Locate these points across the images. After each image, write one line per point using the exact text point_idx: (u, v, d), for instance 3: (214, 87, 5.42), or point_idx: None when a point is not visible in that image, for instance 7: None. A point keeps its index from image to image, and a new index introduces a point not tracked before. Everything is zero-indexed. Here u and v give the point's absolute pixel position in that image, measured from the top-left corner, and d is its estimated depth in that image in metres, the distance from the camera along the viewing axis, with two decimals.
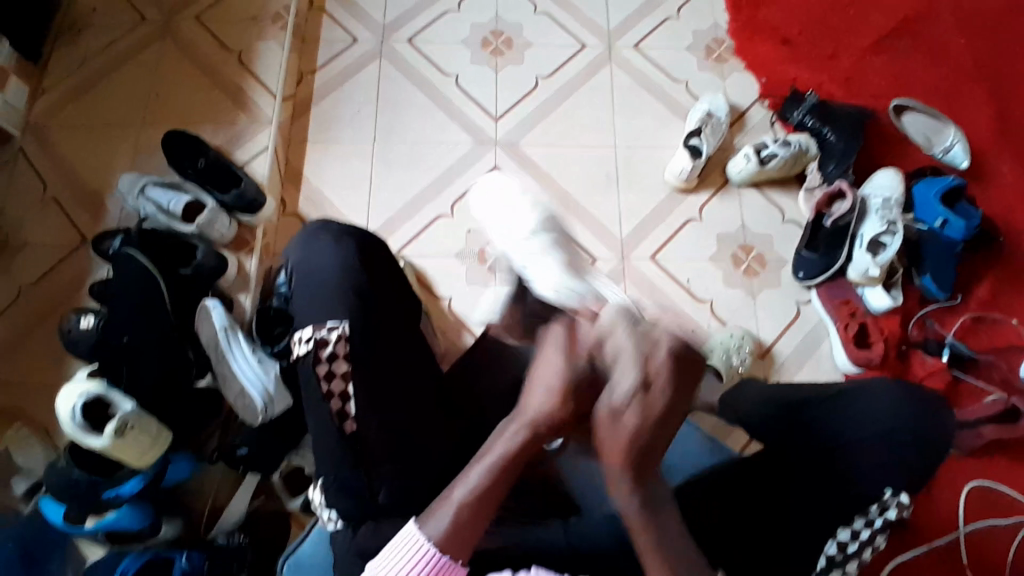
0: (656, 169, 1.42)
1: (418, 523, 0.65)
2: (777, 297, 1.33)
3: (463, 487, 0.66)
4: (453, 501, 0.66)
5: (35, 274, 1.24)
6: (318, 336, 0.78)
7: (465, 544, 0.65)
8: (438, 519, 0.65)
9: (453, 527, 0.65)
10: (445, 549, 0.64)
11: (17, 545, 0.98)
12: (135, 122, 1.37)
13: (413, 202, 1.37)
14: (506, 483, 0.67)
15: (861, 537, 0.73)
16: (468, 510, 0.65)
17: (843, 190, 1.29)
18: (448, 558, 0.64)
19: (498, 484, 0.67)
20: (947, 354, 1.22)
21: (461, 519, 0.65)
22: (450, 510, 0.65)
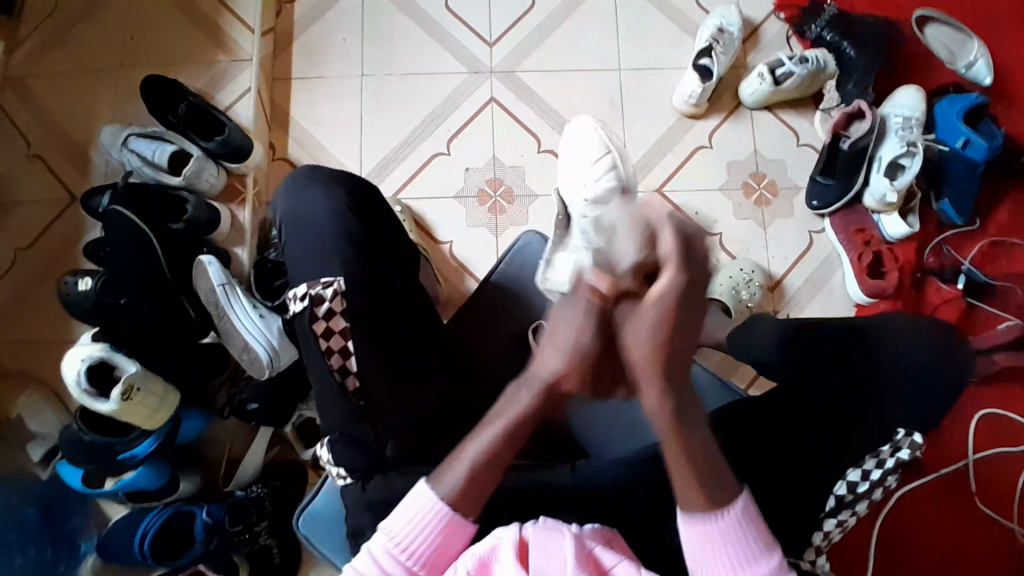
0: (663, 94, 1.33)
1: (429, 484, 0.66)
2: (789, 227, 1.28)
3: (476, 444, 0.65)
4: (465, 460, 0.65)
5: (26, 237, 1.21)
6: (314, 293, 0.75)
7: (477, 500, 0.65)
8: (450, 479, 0.65)
9: (466, 485, 0.65)
10: (457, 507, 0.65)
11: (37, 507, 1.04)
12: (112, 69, 1.29)
13: (407, 141, 1.31)
14: (521, 442, 0.66)
15: (873, 478, 0.74)
16: (481, 469, 0.65)
17: (861, 109, 1.21)
18: (461, 515, 0.65)
19: (512, 442, 0.65)
20: (963, 281, 1.20)
21: (474, 477, 0.65)
22: (461, 468, 0.65)
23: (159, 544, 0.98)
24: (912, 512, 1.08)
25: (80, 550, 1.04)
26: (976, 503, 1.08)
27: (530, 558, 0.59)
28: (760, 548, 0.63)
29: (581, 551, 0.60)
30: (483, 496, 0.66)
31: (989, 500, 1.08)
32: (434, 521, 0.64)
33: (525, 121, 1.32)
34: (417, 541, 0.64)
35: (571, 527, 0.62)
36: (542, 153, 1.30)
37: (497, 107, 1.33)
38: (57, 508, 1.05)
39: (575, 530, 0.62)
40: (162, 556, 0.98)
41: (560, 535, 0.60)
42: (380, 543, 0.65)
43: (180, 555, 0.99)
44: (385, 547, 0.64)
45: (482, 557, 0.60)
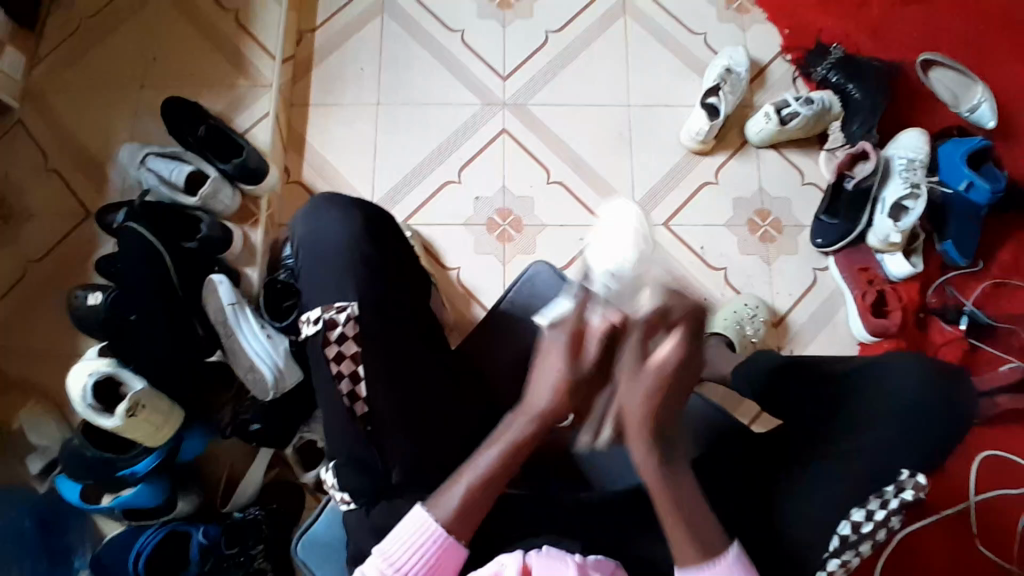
0: (671, 129, 1.36)
1: (426, 507, 0.67)
2: (793, 264, 1.29)
3: (477, 467, 0.68)
4: (464, 482, 0.68)
5: (39, 249, 1.23)
6: (327, 317, 0.77)
7: (470, 525, 0.67)
8: (447, 501, 0.67)
9: (463, 508, 0.67)
10: (452, 530, 0.66)
11: (35, 520, 1.03)
12: (133, 89, 1.33)
13: (419, 168, 1.34)
14: (513, 467, 0.69)
15: (877, 519, 0.73)
16: (477, 491, 0.67)
17: (865, 150, 1.24)
18: (454, 539, 0.66)
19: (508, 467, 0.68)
20: (965, 322, 1.20)
21: (472, 498, 0.67)
22: (458, 491, 0.67)
23: (155, 563, 0.97)
24: (915, 553, 1.07)
25: (74, 567, 1.03)
26: (978, 546, 1.07)
27: None
28: None
29: None
30: (475, 521, 0.67)
31: (992, 544, 1.07)
32: (429, 543, 0.65)
33: (536, 153, 1.35)
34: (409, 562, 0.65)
35: (574, 556, 0.62)
36: (551, 183, 1.33)
37: (508, 138, 1.36)
38: (54, 520, 1.05)
39: (578, 559, 0.61)
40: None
41: (563, 564, 0.60)
42: (374, 564, 0.66)
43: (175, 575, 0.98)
44: (379, 568, 0.65)
45: None
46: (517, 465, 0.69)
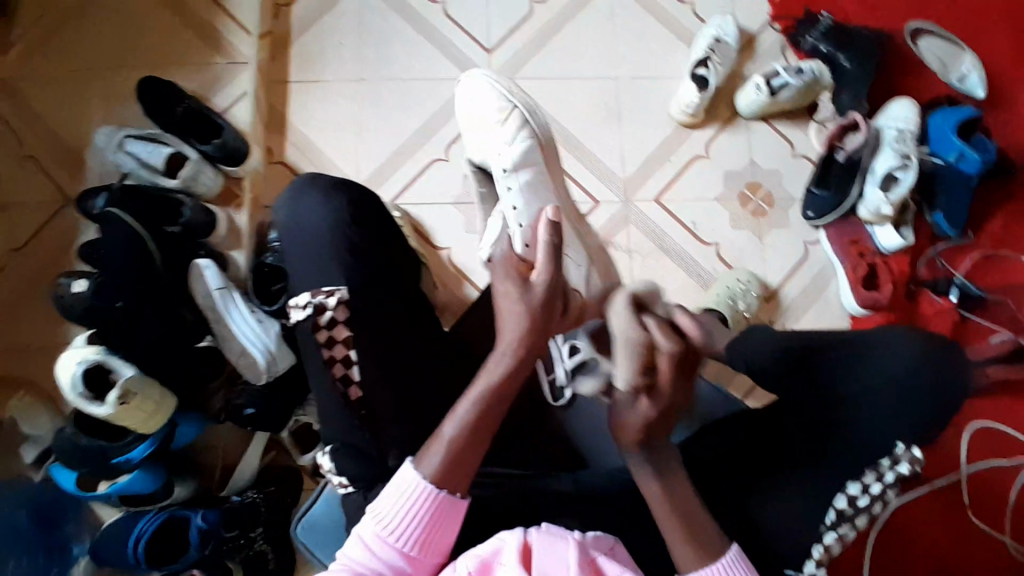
0: (661, 103, 1.34)
1: (412, 463, 0.66)
2: (784, 238, 1.29)
3: (452, 422, 0.66)
4: (445, 438, 0.66)
5: (18, 239, 1.19)
6: (316, 301, 0.76)
7: (460, 475, 0.66)
8: (432, 455, 0.66)
9: (447, 461, 0.65)
10: (441, 483, 0.65)
11: (30, 512, 1.03)
12: (107, 70, 1.28)
13: (405, 146, 1.31)
14: (496, 411, 0.67)
15: (872, 491, 0.76)
16: (460, 446, 0.65)
17: (856, 121, 1.23)
18: (446, 490, 0.65)
19: (490, 416, 0.67)
20: (956, 293, 1.21)
21: (456, 454, 0.65)
22: (442, 446, 0.66)
23: (155, 547, 0.98)
24: (908, 525, 1.09)
25: (73, 554, 1.03)
26: (971, 516, 1.09)
27: (532, 562, 0.59)
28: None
29: (584, 558, 0.59)
30: (468, 472, 0.66)
31: (984, 514, 1.09)
32: (422, 500, 0.64)
33: None
34: (403, 522, 0.64)
35: (574, 533, 0.61)
36: None
37: None
38: (49, 513, 1.04)
39: (578, 537, 0.61)
40: (157, 560, 0.98)
41: (564, 542, 0.60)
42: (370, 529, 0.65)
43: (175, 559, 0.99)
44: (374, 531, 0.64)
45: (484, 560, 0.60)
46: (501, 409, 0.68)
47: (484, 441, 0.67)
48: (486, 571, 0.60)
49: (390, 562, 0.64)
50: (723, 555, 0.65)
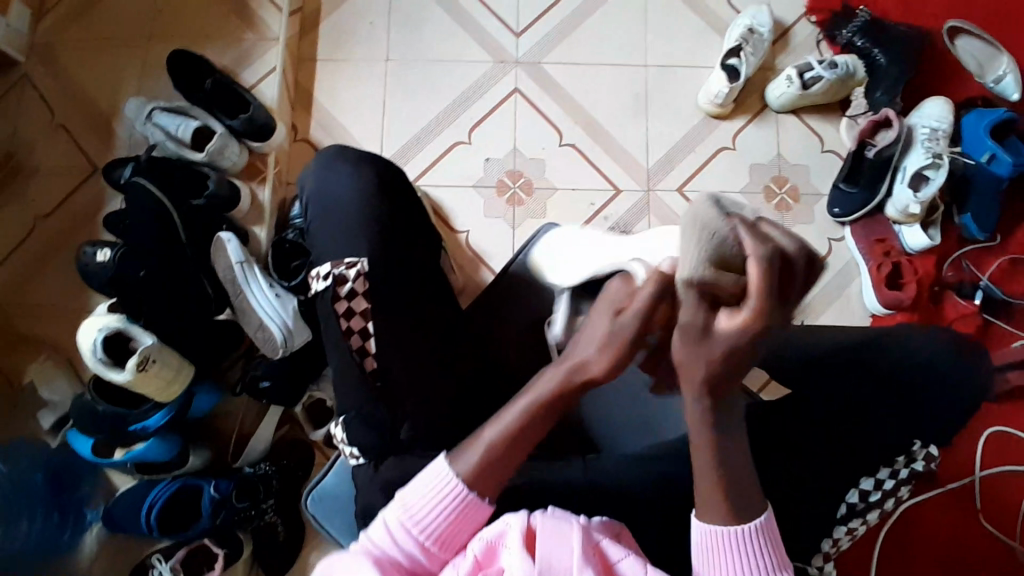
0: (689, 91, 1.32)
1: (449, 461, 0.66)
2: (808, 234, 1.27)
3: (494, 427, 0.66)
4: (483, 442, 0.66)
5: (47, 206, 1.21)
6: (338, 273, 0.77)
7: (491, 482, 0.65)
8: (468, 455, 0.65)
9: (482, 463, 0.65)
10: (473, 486, 0.64)
11: (46, 473, 1.04)
12: (139, 42, 1.30)
13: (429, 128, 1.31)
14: (536, 429, 0.66)
15: (886, 488, 0.76)
16: (496, 451, 0.65)
17: (889, 118, 1.19)
18: (475, 493, 0.64)
19: (535, 423, 0.66)
20: (979, 297, 1.18)
21: (494, 461, 0.65)
22: (479, 447, 0.65)
23: (166, 517, 1.00)
24: (918, 525, 1.07)
25: (88, 518, 1.06)
26: (980, 520, 1.07)
27: (536, 545, 0.59)
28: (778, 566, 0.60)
29: (589, 543, 0.60)
30: (503, 478, 0.66)
31: (995, 519, 1.07)
32: (452, 497, 0.64)
33: (548, 113, 1.32)
34: (429, 510, 0.64)
35: (578, 518, 0.62)
36: (563, 146, 1.30)
37: (520, 98, 1.32)
38: (65, 476, 1.06)
39: (582, 522, 0.61)
40: (168, 528, 1.01)
41: (568, 525, 0.60)
42: (394, 515, 0.64)
43: (187, 527, 1.01)
44: (398, 518, 0.64)
45: (489, 541, 0.61)
46: (543, 428, 0.67)
47: (525, 450, 0.66)
48: (492, 555, 0.60)
49: (404, 546, 0.63)
50: (747, 522, 0.59)
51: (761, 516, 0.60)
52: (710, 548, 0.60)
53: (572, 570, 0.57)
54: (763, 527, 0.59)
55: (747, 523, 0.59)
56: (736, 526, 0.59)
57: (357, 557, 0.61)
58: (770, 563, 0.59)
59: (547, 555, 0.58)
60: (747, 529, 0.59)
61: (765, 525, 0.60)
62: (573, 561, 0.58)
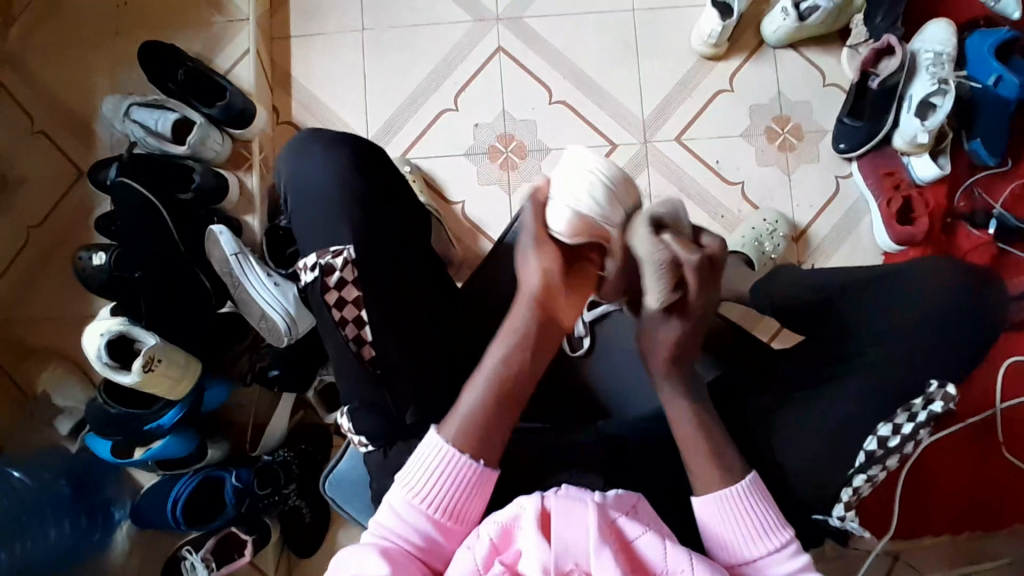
0: (680, 34, 1.26)
1: (437, 429, 0.66)
2: (814, 173, 1.22)
3: (473, 394, 0.67)
4: (466, 408, 0.67)
5: (38, 215, 1.20)
6: (324, 263, 0.75)
7: (483, 444, 0.66)
8: (455, 420, 0.66)
9: (470, 425, 0.66)
10: (465, 450, 0.65)
11: (70, 479, 1.06)
12: (107, 37, 1.26)
13: (412, 98, 1.26)
14: (512, 380, 0.68)
15: (904, 432, 0.73)
16: (482, 413, 0.66)
17: (891, 44, 1.12)
18: (469, 458, 0.65)
19: (511, 377, 0.68)
20: (994, 226, 1.14)
21: (477, 425, 0.66)
22: (464, 412, 0.67)
23: (190, 509, 1.02)
24: (939, 461, 1.06)
25: (115, 517, 1.09)
26: (1004, 451, 1.06)
27: (551, 528, 0.58)
28: (777, 523, 0.64)
29: (605, 522, 0.59)
30: (493, 439, 0.66)
31: (1019, 448, 1.06)
32: (463, 471, 0.64)
33: (535, 70, 1.26)
34: (432, 484, 0.64)
35: (593, 496, 0.60)
36: (552, 104, 1.25)
37: (504, 57, 1.27)
38: (88, 481, 1.08)
39: (598, 499, 0.60)
40: (194, 521, 1.02)
41: (583, 506, 0.59)
42: (400, 496, 0.64)
43: (211, 520, 1.03)
44: (403, 497, 0.64)
45: (505, 525, 0.60)
46: (521, 375, 0.69)
47: (507, 415, 0.67)
48: (507, 537, 0.60)
49: (422, 530, 0.63)
50: (739, 483, 0.65)
51: (748, 477, 0.65)
52: (716, 516, 0.65)
53: (588, 552, 0.57)
54: (753, 484, 0.65)
55: (737, 485, 0.65)
56: (729, 488, 0.65)
57: (371, 551, 0.60)
58: (769, 517, 0.64)
59: (563, 539, 0.57)
60: (739, 489, 0.65)
61: (754, 485, 0.65)
62: (589, 542, 0.57)
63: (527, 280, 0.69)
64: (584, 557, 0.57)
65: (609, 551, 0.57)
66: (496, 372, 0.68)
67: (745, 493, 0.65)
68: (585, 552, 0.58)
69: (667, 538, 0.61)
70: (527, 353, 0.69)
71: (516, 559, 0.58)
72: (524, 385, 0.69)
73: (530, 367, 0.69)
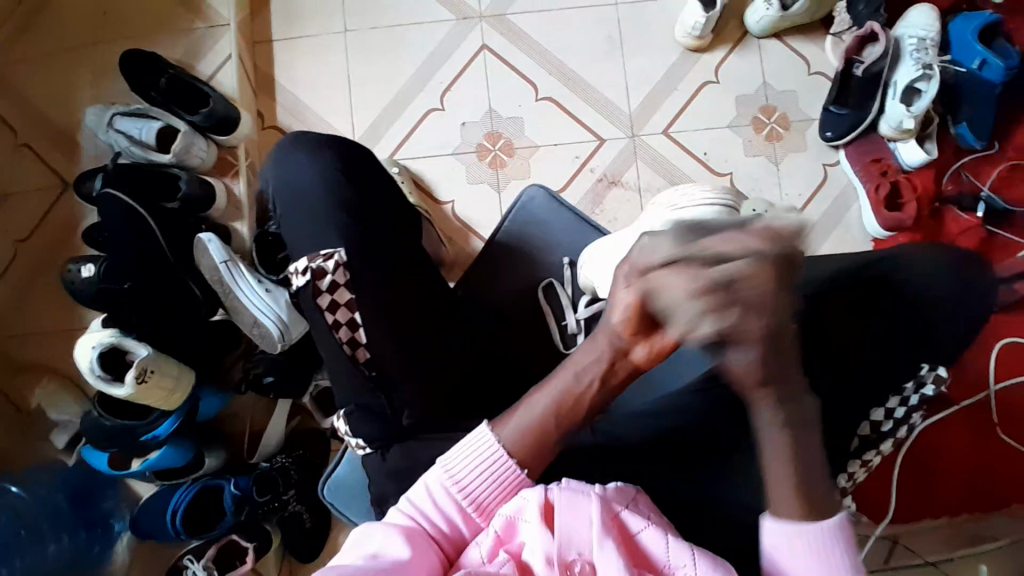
0: (664, 26, 1.26)
1: (490, 425, 0.67)
2: (802, 161, 1.23)
3: (538, 402, 0.68)
4: (527, 411, 0.67)
5: (24, 229, 1.19)
6: (314, 266, 0.75)
7: (535, 450, 0.66)
8: (512, 424, 0.67)
9: (528, 429, 0.66)
10: (514, 453, 0.65)
11: (67, 493, 1.06)
12: (89, 47, 1.24)
13: (399, 98, 1.26)
14: (573, 403, 0.68)
15: (897, 416, 0.77)
16: (540, 419, 0.67)
17: (875, 31, 1.14)
18: (517, 462, 0.65)
19: (572, 399, 0.68)
20: (982, 209, 1.15)
21: (535, 431, 0.66)
22: (523, 416, 0.67)
23: (190, 518, 1.02)
24: (933, 444, 1.07)
25: (115, 528, 1.08)
26: (997, 432, 1.07)
27: (555, 519, 0.58)
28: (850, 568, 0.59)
29: (607, 514, 0.59)
30: (544, 451, 0.66)
31: (1010, 429, 1.07)
32: (495, 462, 0.65)
33: (520, 66, 1.26)
34: (474, 473, 0.64)
35: (596, 488, 0.61)
36: (540, 100, 1.25)
37: (489, 54, 1.26)
38: (86, 491, 1.08)
39: (600, 492, 0.61)
40: (195, 530, 1.02)
41: (586, 498, 0.59)
42: (436, 477, 0.64)
43: (213, 527, 1.03)
44: (442, 481, 0.64)
45: (509, 517, 0.61)
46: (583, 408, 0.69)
47: (565, 429, 0.68)
48: (512, 529, 0.60)
49: (446, 513, 0.64)
50: (831, 518, 0.59)
51: (839, 516, 0.60)
52: (781, 547, 0.60)
53: (591, 543, 0.58)
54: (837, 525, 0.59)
55: (825, 521, 0.59)
56: (818, 521, 0.59)
57: (389, 529, 0.61)
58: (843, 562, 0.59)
59: (566, 529, 0.58)
60: (825, 525, 0.59)
61: (841, 525, 0.59)
62: (592, 534, 0.58)
63: (612, 314, 0.69)
64: (587, 548, 0.58)
65: (612, 542, 0.57)
66: (569, 381, 0.69)
67: (828, 531, 0.59)
68: (588, 544, 0.58)
69: (669, 532, 0.61)
70: (600, 376, 0.69)
71: (522, 550, 0.59)
72: (588, 410, 0.69)
73: (602, 389, 0.69)
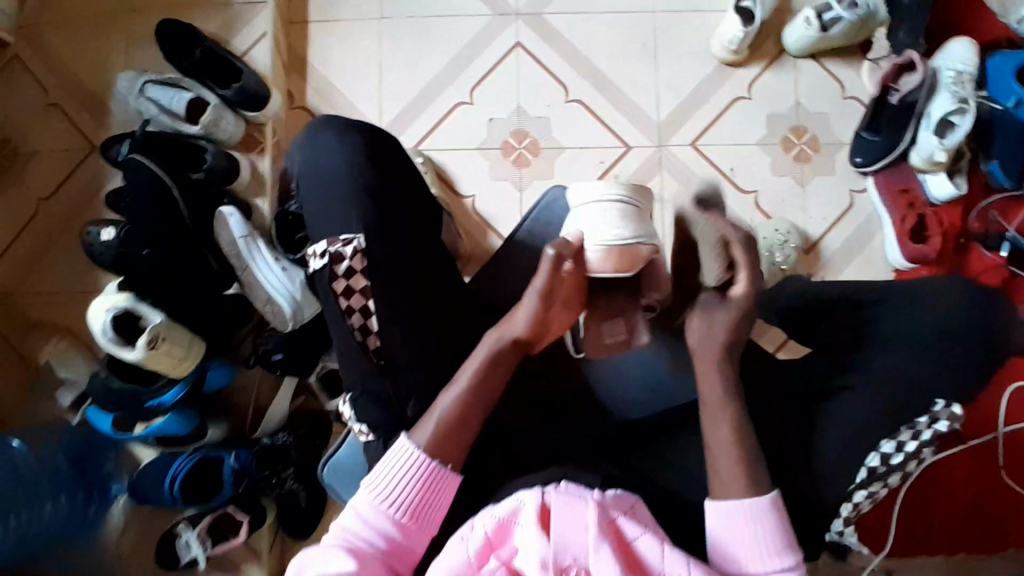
0: (699, 37, 1.25)
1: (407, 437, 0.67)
2: (830, 185, 1.22)
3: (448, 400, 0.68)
4: (439, 411, 0.68)
5: (46, 187, 1.20)
6: (334, 250, 0.74)
7: (455, 448, 0.67)
8: (426, 427, 0.67)
9: (441, 431, 0.67)
10: (434, 455, 0.66)
11: (68, 458, 1.04)
12: (127, 14, 1.25)
13: (429, 89, 1.26)
14: (483, 398, 0.69)
15: (907, 450, 0.72)
16: (450, 421, 0.67)
17: (912, 60, 1.10)
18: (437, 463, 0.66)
19: (482, 396, 0.69)
20: (1007, 249, 1.12)
21: (450, 430, 0.67)
22: (437, 419, 0.67)
23: (188, 486, 1.03)
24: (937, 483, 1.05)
25: (112, 492, 1.09)
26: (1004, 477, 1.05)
27: (551, 523, 0.58)
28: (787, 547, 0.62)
29: (604, 519, 0.59)
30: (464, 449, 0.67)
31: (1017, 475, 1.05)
32: (410, 474, 0.66)
33: (551, 66, 1.26)
34: (396, 488, 0.65)
35: (594, 493, 0.61)
36: (568, 102, 1.24)
37: (522, 52, 1.26)
38: (88, 454, 1.07)
39: (597, 497, 0.60)
40: (191, 497, 1.04)
41: (582, 503, 0.59)
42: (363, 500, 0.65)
43: (210, 497, 1.04)
44: (369, 502, 0.65)
45: (501, 520, 0.59)
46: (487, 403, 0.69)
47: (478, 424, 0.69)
48: (504, 533, 0.59)
49: (381, 532, 0.64)
50: (765, 497, 0.64)
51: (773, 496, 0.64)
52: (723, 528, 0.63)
53: (587, 549, 0.57)
54: (773, 503, 0.63)
55: (760, 498, 0.63)
56: (753, 498, 0.63)
57: (334, 551, 0.61)
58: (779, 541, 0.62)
59: (562, 534, 0.57)
60: (759, 503, 0.63)
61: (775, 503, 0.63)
62: (589, 539, 0.57)
63: (515, 319, 0.73)
64: (582, 554, 0.57)
65: (608, 546, 0.57)
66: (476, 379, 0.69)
67: (764, 508, 0.63)
68: (583, 549, 0.57)
69: (667, 542, 0.60)
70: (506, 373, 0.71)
71: (513, 556, 0.58)
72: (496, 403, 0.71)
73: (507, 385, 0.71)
